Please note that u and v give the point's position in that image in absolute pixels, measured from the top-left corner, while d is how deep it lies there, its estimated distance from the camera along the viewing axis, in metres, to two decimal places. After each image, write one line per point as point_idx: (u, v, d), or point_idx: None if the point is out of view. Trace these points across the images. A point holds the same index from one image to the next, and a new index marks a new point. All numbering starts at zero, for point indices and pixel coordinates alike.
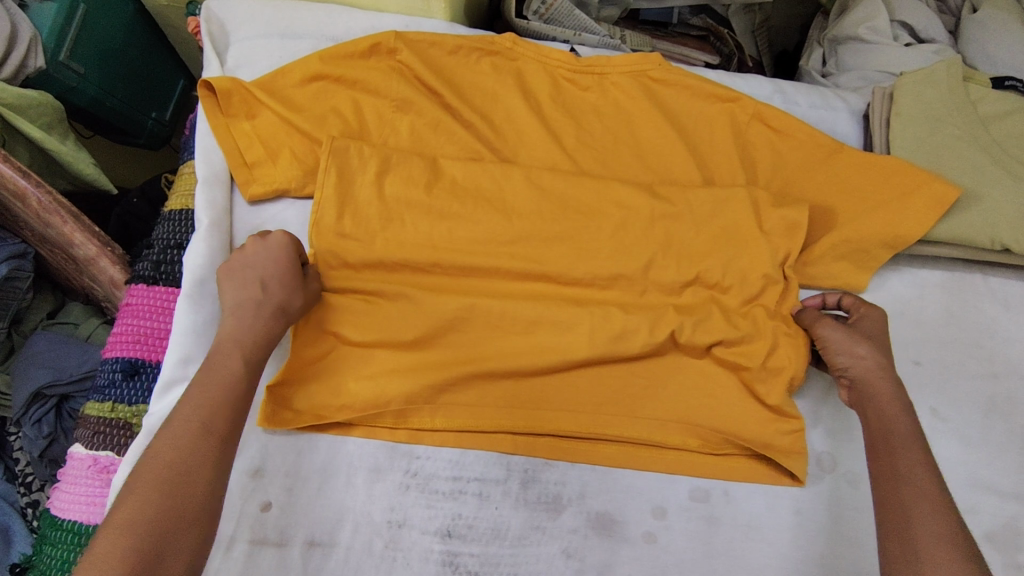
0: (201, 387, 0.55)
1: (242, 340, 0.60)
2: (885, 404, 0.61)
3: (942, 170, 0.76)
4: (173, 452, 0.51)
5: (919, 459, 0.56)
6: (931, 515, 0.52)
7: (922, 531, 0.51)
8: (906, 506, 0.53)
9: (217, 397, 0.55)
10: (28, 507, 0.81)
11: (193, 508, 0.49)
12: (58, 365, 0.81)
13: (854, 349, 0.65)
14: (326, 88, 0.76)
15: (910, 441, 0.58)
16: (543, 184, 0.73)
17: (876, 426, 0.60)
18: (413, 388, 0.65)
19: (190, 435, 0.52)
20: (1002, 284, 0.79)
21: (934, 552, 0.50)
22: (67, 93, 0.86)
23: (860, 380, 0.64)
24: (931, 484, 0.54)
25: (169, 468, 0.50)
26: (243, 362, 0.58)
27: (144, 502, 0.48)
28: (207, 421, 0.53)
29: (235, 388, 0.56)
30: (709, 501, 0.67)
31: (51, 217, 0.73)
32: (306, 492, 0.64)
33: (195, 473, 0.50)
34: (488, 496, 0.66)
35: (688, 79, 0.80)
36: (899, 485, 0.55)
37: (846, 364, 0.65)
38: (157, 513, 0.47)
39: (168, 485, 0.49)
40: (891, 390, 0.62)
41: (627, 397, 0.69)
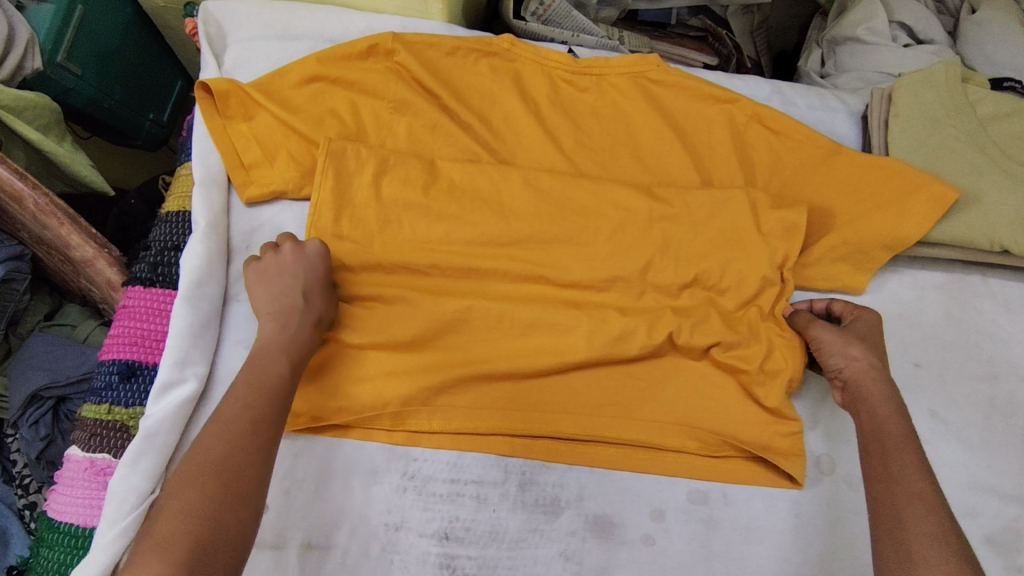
0: (244, 388, 0.56)
1: (284, 343, 0.60)
2: (877, 404, 0.60)
3: (941, 171, 0.76)
4: (220, 452, 0.51)
5: (913, 458, 0.55)
6: (924, 515, 0.52)
7: (914, 532, 0.51)
8: (899, 506, 0.53)
9: (262, 398, 0.55)
10: (26, 509, 0.81)
11: (239, 509, 0.49)
12: (55, 367, 0.81)
13: (847, 350, 0.64)
14: (324, 89, 0.76)
15: (902, 439, 0.57)
16: (540, 185, 0.73)
17: (869, 425, 0.59)
18: (410, 390, 0.65)
19: (235, 435, 0.52)
20: (1001, 286, 0.78)
21: (926, 553, 0.49)
22: (64, 95, 0.86)
23: (853, 380, 0.63)
24: (924, 484, 0.54)
25: (214, 469, 0.50)
26: (286, 363, 0.59)
27: (192, 502, 0.48)
28: (252, 421, 0.54)
29: (279, 390, 0.57)
30: (707, 504, 0.67)
31: (48, 219, 0.73)
32: (303, 494, 0.64)
33: (240, 473, 0.51)
34: (485, 498, 0.65)
35: (686, 80, 0.80)
36: (892, 484, 0.54)
37: (840, 365, 0.64)
38: (205, 512, 0.48)
39: (214, 484, 0.49)
40: (883, 390, 0.61)
41: (624, 399, 0.68)
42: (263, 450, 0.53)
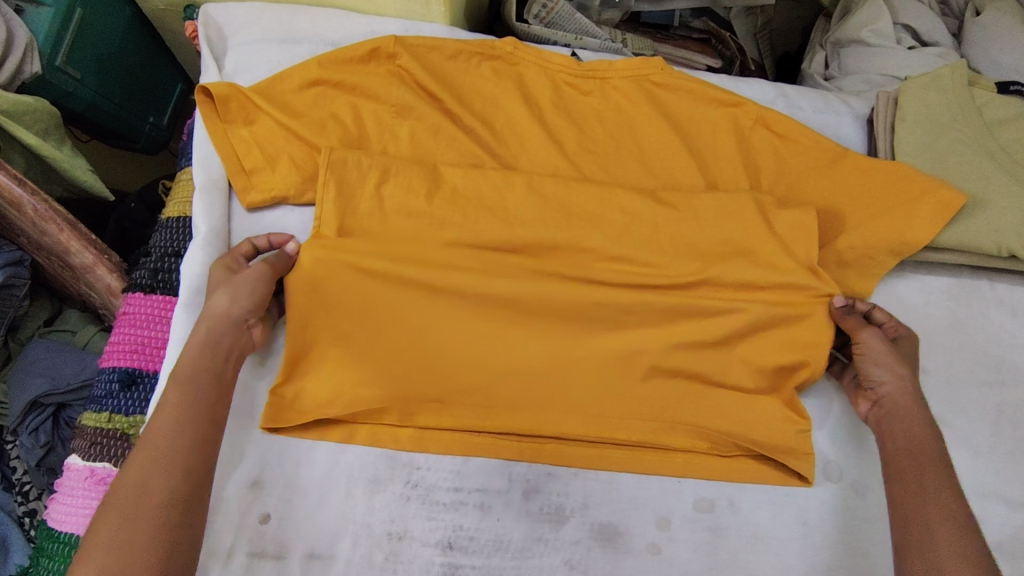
0: (151, 419, 0.54)
1: (189, 361, 0.58)
2: (914, 425, 0.61)
3: (948, 176, 0.75)
4: (130, 487, 0.50)
5: (945, 478, 0.56)
6: (957, 534, 0.53)
7: (946, 551, 0.52)
8: (930, 524, 0.54)
9: (169, 426, 0.54)
10: (26, 516, 0.80)
11: (153, 541, 0.48)
12: (55, 374, 0.81)
13: (893, 367, 0.65)
14: (325, 94, 0.75)
15: (935, 460, 0.58)
16: (545, 192, 0.73)
17: (898, 443, 0.61)
18: (414, 396, 0.66)
19: (143, 468, 0.51)
20: (1009, 291, 0.78)
21: (960, 573, 0.50)
22: (63, 99, 0.85)
23: (890, 398, 0.64)
24: (954, 503, 0.55)
25: (125, 507, 0.49)
26: (189, 384, 0.57)
27: (102, 542, 0.47)
28: (158, 453, 0.52)
29: (186, 414, 0.55)
30: (714, 512, 0.66)
31: (46, 225, 0.72)
32: (304, 504, 0.63)
33: (153, 505, 0.50)
34: (490, 507, 0.65)
35: (689, 84, 0.79)
36: (924, 502, 0.55)
37: (885, 379, 0.65)
38: (113, 553, 0.47)
39: (124, 520, 0.48)
40: (919, 411, 0.62)
41: (631, 405, 0.68)
42: (176, 478, 0.51)
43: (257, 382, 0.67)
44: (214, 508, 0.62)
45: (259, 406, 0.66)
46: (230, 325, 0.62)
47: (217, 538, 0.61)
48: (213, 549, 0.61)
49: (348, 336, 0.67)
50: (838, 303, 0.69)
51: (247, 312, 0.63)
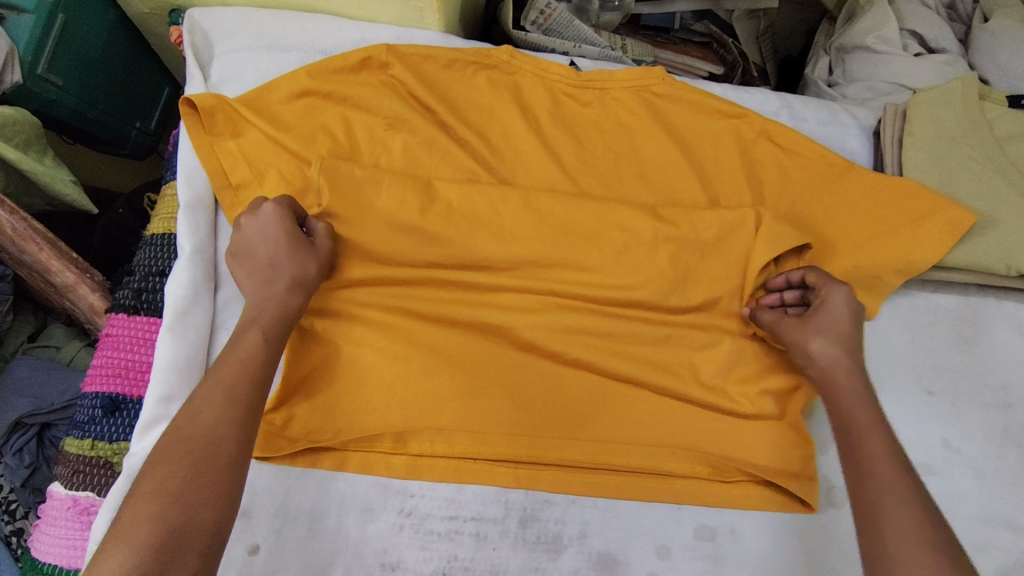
0: (223, 370, 0.54)
1: (268, 322, 0.58)
2: (842, 400, 0.58)
3: (956, 193, 0.73)
4: (199, 437, 0.49)
5: (880, 448, 0.54)
6: (902, 506, 0.50)
7: (890, 526, 0.49)
8: (872, 501, 0.51)
9: (240, 382, 0.53)
10: (12, 536, 0.77)
11: (212, 498, 0.47)
12: (38, 395, 0.79)
13: (810, 350, 0.62)
14: (315, 105, 0.73)
15: (877, 430, 0.55)
16: (544, 209, 0.70)
17: (839, 415, 0.58)
18: (408, 422, 0.64)
19: (215, 421, 0.51)
20: (1016, 310, 0.76)
21: (903, 548, 0.48)
22: (46, 107, 0.83)
23: (817, 377, 0.62)
24: (894, 478, 0.52)
25: (193, 457, 0.48)
26: (243, 365, 0.54)
27: (164, 487, 0.47)
28: (206, 432, 0.50)
29: (258, 377, 0.54)
30: (715, 540, 0.65)
31: (26, 244, 0.70)
32: (294, 534, 0.61)
33: (220, 461, 0.49)
34: (486, 536, 0.63)
35: (692, 95, 0.77)
36: (861, 478, 0.53)
37: (806, 359, 0.62)
38: (176, 501, 0.46)
39: (191, 472, 0.48)
40: (854, 383, 0.59)
41: (630, 429, 0.66)
42: (244, 441, 0.51)
43: None
44: None
45: None
46: (308, 295, 0.61)
47: None
48: None
49: (340, 362, 0.65)
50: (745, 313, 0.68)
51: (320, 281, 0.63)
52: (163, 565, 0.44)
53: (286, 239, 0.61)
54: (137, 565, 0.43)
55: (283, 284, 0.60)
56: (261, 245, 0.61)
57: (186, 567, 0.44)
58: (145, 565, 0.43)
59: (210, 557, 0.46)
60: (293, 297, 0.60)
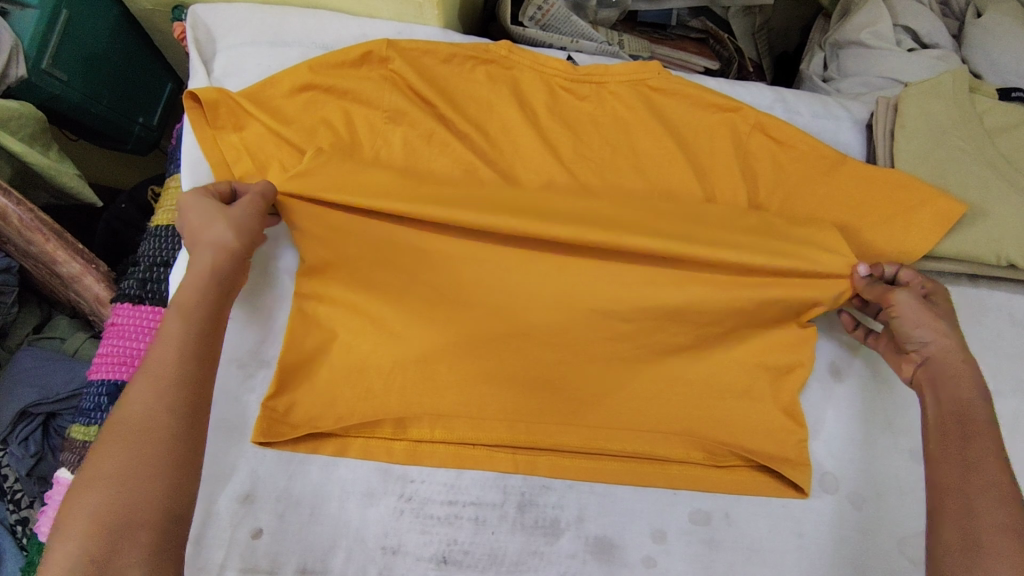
0: (153, 353, 0.54)
1: (187, 301, 0.57)
2: (965, 385, 0.59)
3: (948, 184, 0.74)
4: (132, 421, 0.50)
5: (992, 448, 0.55)
6: (997, 506, 0.51)
7: (985, 522, 0.51)
8: (970, 493, 0.53)
9: (171, 363, 0.53)
10: (18, 524, 0.77)
11: (153, 476, 0.48)
12: (45, 385, 0.80)
13: (932, 326, 0.62)
14: (316, 99, 0.74)
15: (983, 430, 0.56)
16: (542, 201, 0.71)
17: (950, 407, 0.58)
18: (408, 409, 0.65)
19: (147, 405, 0.51)
20: (1008, 300, 0.77)
21: (996, 543, 0.49)
22: (50, 102, 0.84)
23: (935, 356, 0.62)
24: (999, 477, 0.53)
25: (128, 444, 0.49)
26: (176, 344, 0.54)
27: (104, 473, 0.48)
28: (140, 417, 0.50)
29: (190, 355, 0.54)
30: (710, 524, 0.66)
31: (33, 235, 0.71)
32: (296, 518, 0.63)
33: (155, 443, 0.49)
34: (485, 520, 0.64)
35: (688, 89, 0.78)
36: (965, 470, 0.54)
37: (926, 338, 0.62)
38: (117, 487, 0.47)
39: (128, 456, 0.48)
40: (969, 371, 0.60)
41: (626, 415, 0.67)
42: (180, 418, 0.51)
43: (248, 395, 0.67)
44: (204, 524, 0.61)
45: (249, 419, 0.66)
46: (234, 259, 0.61)
47: (208, 554, 0.61)
48: (205, 564, 0.60)
49: (341, 349, 0.67)
50: (863, 272, 0.66)
51: (249, 244, 0.63)
52: (114, 547, 0.45)
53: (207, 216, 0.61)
54: (85, 551, 0.45)
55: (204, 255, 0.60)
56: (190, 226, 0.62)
57: (139, 541, 0.46)
58: (94, 547, 0.45)
59: (164, 534, 0.48)
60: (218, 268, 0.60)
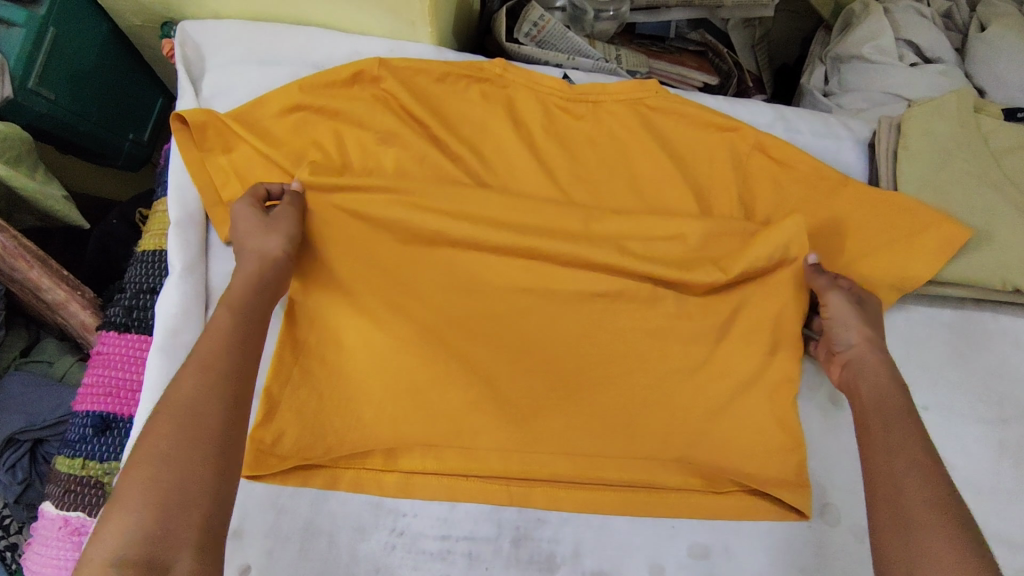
0: (203, 341, 0.53)
1: (236, 297, 0.57)
2: (880, 377, 0.60)
3: (952, 206, 0.72)
4: (185, 403, 0.48)
5: (913, 430, 0.55)
6: (921, 479, 0.51)
7: (910, 496, 0.50)
8: (896, 475, 0.52)
9: (221, 351, 0.52)
10: (6, 550, 0.77)
11: (207, 457, 0.47)
12: (32, 411, 0.78)
13: (853, 325, 0.64)
14: (307, 119, 0.73)
15: (901, 413, 0.56)
16: (535, 224, 0.70)
17: (876, 399, 0.58)
18: (399, 440, 0.64)
19: (198, 388, 0.49)
20: (1013, 324, 0.76)
21: (921, 513, 0.49)
22: (36, 120, 0.83)
23: (857, 355, 0.63)
24: (922, 455, 0.52)
25: (179, 424, 0.47)
26: (225, 334, 0.54)
27: (158, 452, 0.46)
28: (194, 397, 0.49)
29: (237, 345, 0.53)
30: (709, 558, 0.64)
31: (16, 263, 0.69)
32: (285, 555, 0.61)
33: (209, 426, 0.48)
34: (478, 556, 0.63)
35: (685, 108, 0.77)
36: (891, 454, 0.53)
37: (850, 341, 0.64)
38: (172, 466, 0.45)
39: (182, 436, 0.47)
40: (887, 368, 0.61)
41: (623, 445, 0.66)
42: (233, 403, 0.50)
43: None
44: None
45: None
46: (278, 268, 0.61)
47: None
48: None
49: (331, 377, 0.65)
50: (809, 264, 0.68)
51: (294, 253, 0.63)
52: (167, 529, 0.43)
53: (267, 222, 0.63)
54: (143, 528, 0.43)
55: (252, 263, 0.61)
56: (244, 234, 0.63)
57: (192, 524, 0.44)
58: (151, 526, 0.43)
59: (216, 520, 0.46)
60: (277, 272, 0.61)
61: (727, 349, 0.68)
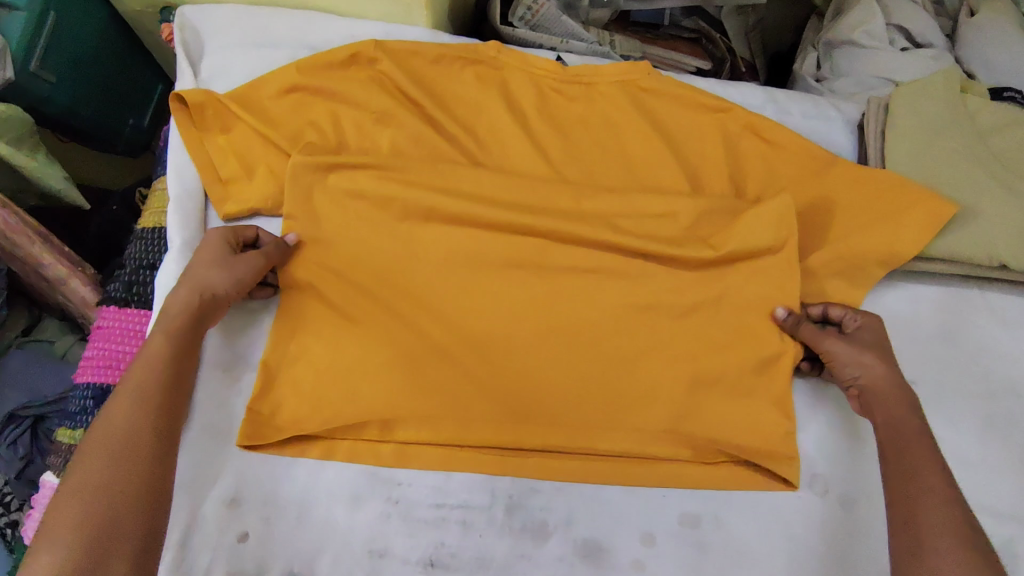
0: (133, 372, 0.56)
1: (171, 325, 0.60)
2: (892, 411, 0.60)
3: (940, 184, 0.73)
4: (115, 434, 0.52)
5: (931, 456, 0.56)
6: (938, 508, 0.52)
7: (925, 522, 0.52)
8: (914, 500, 0.54)
9: (152, 383, 0.56)
10: (6, 528, 0.74)
11: (133, 482, 0.50)
12: (35, 389, 0.82)
13: (858, 359, 0.63)
14: (304, 101, 0.74)
15: (921, 440, 0.57)
16: (529, 202, 0.71)
17: (892, 429, 0.59)
18: (394, 411, 0.65)
19: (128, 419, 0.53)
20: (1001, 300, 0.77)
21: (937, 544, 0.50)
22: (38, 104, 0.84)
23: (870, 387, 0.63)
24: (940, 481, 0.54)
25: (108, 454, 0.51)
26: (155, 365, 0.57)
27: (86, 484, 0.49)
28: (123, 431, 0.52)
29: (167, 376, 0.57)
30: (699, 527, 0.65)
31: (18, 239, 0.71)
32: (283, 522, 0.62)
33: (142, 452, 0.52)
34: (472, 524, 0.64)
35: (678, 90, 0.78)
36: (909, 480, 0.55)
37: (859, 374, 0.63)
38: (104, 491, 0.49)
39: (109, 466, 0.50)
40: (903, 396, 0.61)
41: (614, 417, 0.67)
42: (160, 434, 0.54)
43: (234, 398, 0.66)
44: (191, 527, 0.61)
45: (236, 423, 0.66)
46: (212, 304, 0.62)
47: (193, 558, 0.61)
48: (190, 568, 0.60)
49: (328, 350, 0.66)
50: (780, 315, 0.68)
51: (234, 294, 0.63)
52: (101, 548, 0.46)
53: (229, 261, 0.63)
54: (67, 557, 0.45)
55: (185, 291, 0.61)
56: (196, 263, 0.63)
57: (117, 550, 0.47)
58: (74, 554, 0.45)
59: (149, 537, 0.49)
60: (214, 305, 0.62)
61: (716, 324, 0.70)
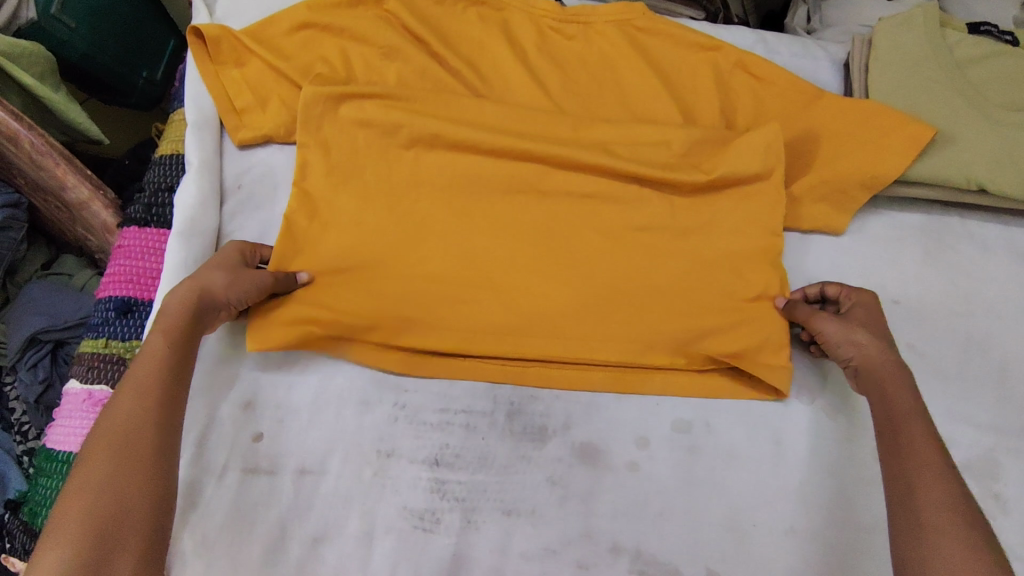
0: (137, 366, 0.55)
1: (170, 322, 0.58)
2: (894, 389, 0.59)
3: (921, 114, 0.77)
4: (120, 433, 0.50)
5: (922, 428, 0.55)
6: (938, 484, 0.51)
7: (924, 500, 0.50)
8: (910, 476, 0.52)
9: (155, 377, 0.54)
10: (24, 455, 0.81)
11: (139, 480, 0.49)
12: (52, 312, 0.83)
13: (852, 338, 0.63)
14: (314, 37, 0.77)
15: (914, 416, 0.56)
16: (529, 130, 0.75)
17: (886, 408, 0.58)
18: (401, 321, 0.68)
19: (132, 416, 0.52)
20: (979, 228, 0.80)
21: (938, 520, 0.49)
22: (58, 48, 0.88)
23: (864, 365, 0.62)
24: (932, 454, 0.53)
25: (113, 453, 0.49)
26: (156, 357, 0.55)
27: (93, 483, 0.48)
28: (126, 431, 0.51)
29: (169, 369, 0.55)
30: (691, 433, 0.69)
31: (44, 159, 0.74)
32: (295, 424, 0.66)
33: (144, 453, 0.50)
34: (475, 427, 0.67)
35: (671, 29, 0.81)
36: (903, 459, 0.54)
37: (850, 353, 0.63)
38: (106, 494, 0.47)
39: (114, 466, 0.49)
40: (896, 372, 0.60)
41: (610, 330, 0.70)
42: (164, 431, 0.52)
43: None
44: (208, 428, 0.65)
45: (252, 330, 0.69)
46: (211, 306, 0.60)
47: (211, 455, 0.64)
48: (207, 465, 0.63)
49: (336, 265, 0.69)
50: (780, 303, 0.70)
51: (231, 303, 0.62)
52: (106, 551, 0.45)
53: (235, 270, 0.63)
54: (75, 556, 0.44)
55: (184, 288, 0.60)
56: (208, 266, 0.64)
57: (128, 547, 0.46)
58: (82, 554, 0.44)
59: (154, 542, 0.48)
60: (208, 312, 0.60)
61: (708, 244, 0.73)
